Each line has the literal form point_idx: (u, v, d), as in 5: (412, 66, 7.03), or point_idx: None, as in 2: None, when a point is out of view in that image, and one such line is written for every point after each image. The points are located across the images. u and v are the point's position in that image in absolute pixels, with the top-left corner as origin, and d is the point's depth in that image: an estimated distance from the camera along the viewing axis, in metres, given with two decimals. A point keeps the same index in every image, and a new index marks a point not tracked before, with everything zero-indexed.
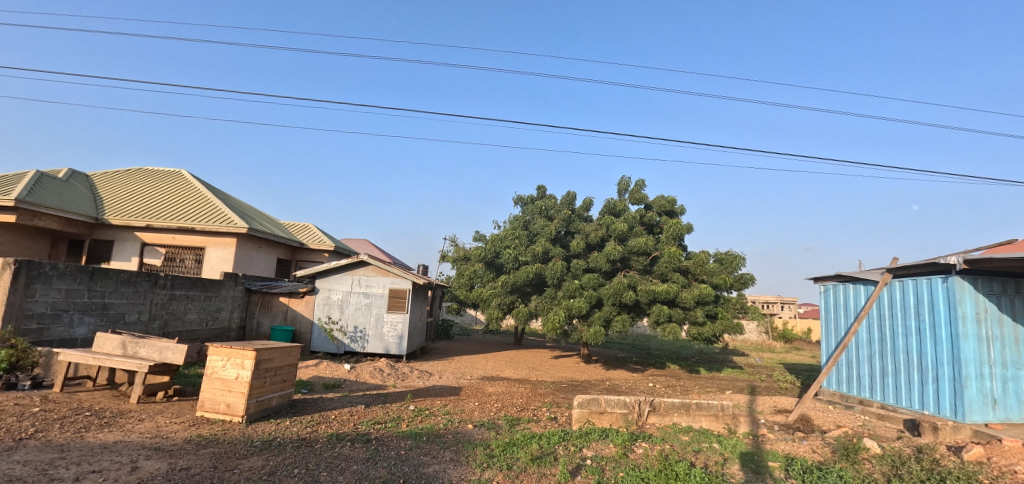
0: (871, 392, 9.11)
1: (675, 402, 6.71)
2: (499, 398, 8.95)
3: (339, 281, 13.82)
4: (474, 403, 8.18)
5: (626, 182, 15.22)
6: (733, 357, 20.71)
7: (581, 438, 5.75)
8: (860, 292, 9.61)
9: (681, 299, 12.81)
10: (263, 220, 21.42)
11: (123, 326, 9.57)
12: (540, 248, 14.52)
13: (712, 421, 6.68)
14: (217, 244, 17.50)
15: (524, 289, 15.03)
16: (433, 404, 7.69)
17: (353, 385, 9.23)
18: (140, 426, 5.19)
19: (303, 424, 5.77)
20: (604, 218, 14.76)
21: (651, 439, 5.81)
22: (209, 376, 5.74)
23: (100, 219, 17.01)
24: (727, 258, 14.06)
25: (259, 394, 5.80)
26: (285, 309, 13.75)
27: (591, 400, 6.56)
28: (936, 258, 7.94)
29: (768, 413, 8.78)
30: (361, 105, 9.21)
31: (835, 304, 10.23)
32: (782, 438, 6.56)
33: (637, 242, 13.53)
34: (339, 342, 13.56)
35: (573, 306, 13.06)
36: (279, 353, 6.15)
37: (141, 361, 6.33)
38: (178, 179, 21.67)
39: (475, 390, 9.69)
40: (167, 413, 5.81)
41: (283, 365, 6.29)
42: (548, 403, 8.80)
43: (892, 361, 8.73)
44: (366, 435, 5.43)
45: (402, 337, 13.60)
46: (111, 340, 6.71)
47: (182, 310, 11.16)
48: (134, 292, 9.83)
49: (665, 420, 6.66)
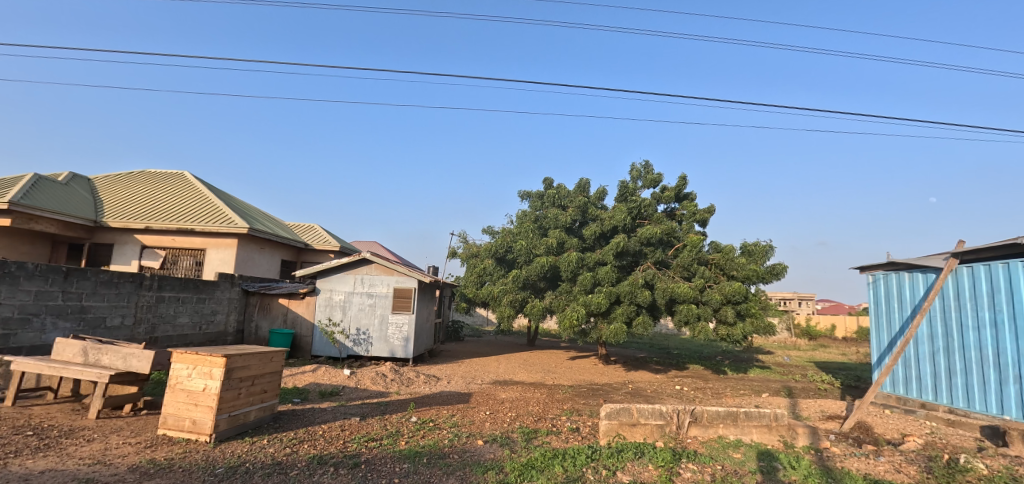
0: (935, 394, 8.03)
1: (720, 410, 5.73)
2: (513, 405, 8.01)
3: (341, 281, 12.99)
4: (485, 412, 7.24)
5: (639, 168, 14.25)
6: (759, 356, 19.59)
7: (614, 459, 4.80)
8: (918, 282, 8.57)
9: (708, 298, 11.85)
10: (267, 220, 20.78)
11: (103, 331, 8.78)
12: (554, 239, 13.63)
13: (764, 434, 5.69)
14: (218, 244, 16.80)
15: (538, 284, 14.14)
16: (439, 414, 6.78)
17: (352, 393, 8.42)
18: (84, 449, 4.35)
19: (283, 443, 4.91)
20: (617, 206, 13.79)
21: (699, 459, 4.86)
22: (172, 387, 4.86)
23: (99, 222, 16.37)
24: (754, 248, 12.99)
25: (232, 408, 4.94)
26: (285, 311, 12.99)
27: (621, 410, 5.60)
28: (1016, 237, 6.96)
29: (818, 420, 7.78)
30: (354, 70, 8.21)
31: (885, 296, 9.19)
32: (851, 453, 5.55)
33: (647, 232, 12.51)
34: (342, 345, 12.74)
35: (592, 302, 12.10)
36: (257, 359, 5.28)
37: (101, 371, 5.48)
38: (180, 181, 21.01)
39: (487, 396, 8.79)
40: (124, 431, 4.96)
41: (263, 373, 5.41)
42: (568, 411, 7.88)
43: (961, 358, 7.70)
44: (354, 458, 4.52)
45: (408, 340, 12.76)
46: (72, 346, 5.86)
47: (171, 314, 10.37)
48: (117, 294, 9.04)
49: (710, 432, 5.68)
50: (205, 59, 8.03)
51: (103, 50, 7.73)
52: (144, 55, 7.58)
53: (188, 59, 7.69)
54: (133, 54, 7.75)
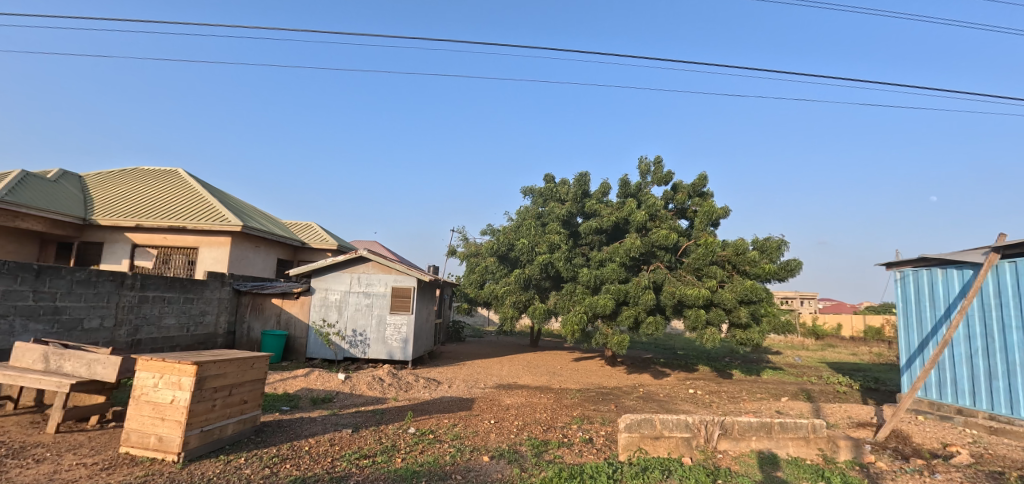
0: (972, 399, 7.46)
1: (752, 421, 5.15)
2: (519, 413, 7.43)
3: (336, 280, 12.41)
4: (490, 421, 6.67)
5: (647, 163, 13.66)
6: (768, 357, 19.00)
7: (639, 479, 4.23)
8: (952, 279, 7.98)
9: (722, 299, 11.13)
10: (264, 218, 20.23)
11: (80, 334, 8.21)
12: (555, 236, 13.06)
13: (801, 447, 5.13)
14: (211, 243, 16.23)
15: (541, 283, 13.56)
16: (439, 424, 6.20)
17: (347, 399, 7.86)
18: (29, 472, 3.79)
19: (262, 462, 4.33)
20: (623, 202, 13.17)
21: (736, 480, 4.30)
22: (136, 399, 4.29)
23: (88, 220, 15.78)
24: (768, 245, 12.34)
25: (204, 422, 4.36)
26: (278, 312, 12.45)
27: (643, 422, 5.01)
28: None
29: (848, 428, 7.20)
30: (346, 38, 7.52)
31: (914, 294, 8.59)
32: (900, 469, 4.98)
33: (661, 236, 11.80)
34: (337, 347, 12.18)
35: (596, 304, 11.50)
36: (235, 367, 4.71)
37: (60, 379, 4.91)
38: (174, 178, 20.42)
39: (490, 402, 8.24)
40: (82, 450, 4.41)
41: (242, 382, 4.84)
42: (578, 418, 7.31)
43: (1003, 361, 7.13)
44: (342, 481, 3.92)
45: (407, 342, 12.18)
46: (31, 350, 5.26)
47: (156, 315, 9.79)
48: (95, 294, 8.46)
49: (741, 446, 5.11)
50: (185, 29, 7.36)
51: (75, 20, 7.07)
52: (119, 23, 6.92)
53: (168, 27, 7.02)
54: (106, 23, 7.08)
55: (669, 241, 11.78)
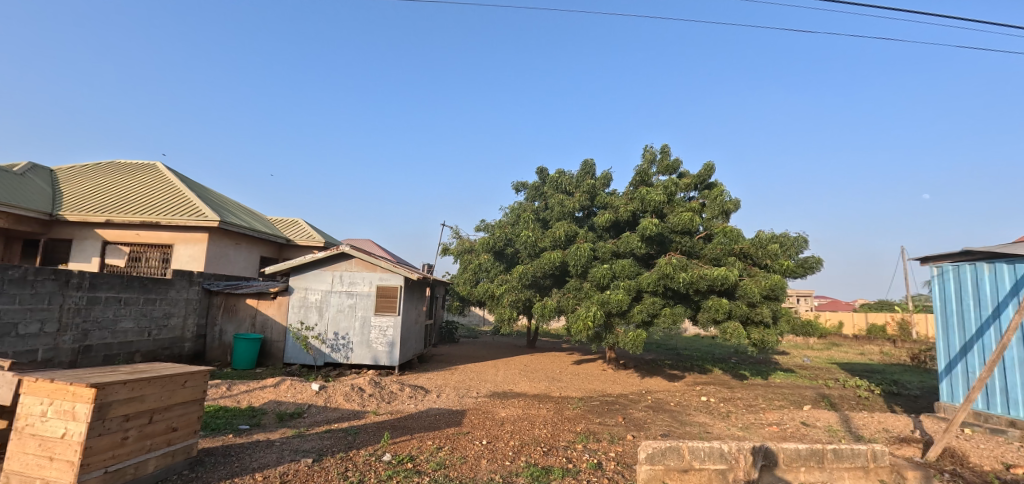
0: None
1: (802, 448, 4.23)
2: (514, 429, 6.48)
3: (317, 278, 11.41)
4: (481, 441, 5.73)
5: (653, 151, 12.71)
6: (775, 358, 18.13)
7: None
8: (1003, 277, 7.08)
9: (746, 291, 10.15)
10: (246, 215, 19.16)
11: (13, 341, 7.19)
12: (562, 231, 12.05)
13: (859, 479, 4.25)
14: (187, 240, 15.17)
15: (542, 281, 12.63)
16: (421, 448, 5.26)
17: (320, 414, 6.91)
18: None
19: None
20: (632, 191, 12.16)
21: None
22: (21, 431, 3.36)
23: (54, 215, 14.64)
24: (786, 240, 11.43)
25: (111, 460, 3.42)
26: (253, 313, 11.46)
27: (669, 450, 4.09)
28: None
29: (893, 445, 6.29)
30: None
31: (956, 294, 7.69)
32: None
33: (680, 219, 10.79)
34: (317, 352, 11.19)
35: (610, 301, 10.51)
36: (158, 387, 3.72)
37: None
38: (152, 172, 19.24)
39: (483, 415, 7.30)
40: None
41: (169, 406, 3.85)
42: (583, 435, 6.38)
43: None
44: None
45: (393, 345, 11.20)
46: None
47: (110, 317, 8.77)
48: (33, 296, 7.43)
49: (788, 480, 4.21)
50: None
51: None
52: None
53: None
54: None
55: (691, 223, 10.73)
